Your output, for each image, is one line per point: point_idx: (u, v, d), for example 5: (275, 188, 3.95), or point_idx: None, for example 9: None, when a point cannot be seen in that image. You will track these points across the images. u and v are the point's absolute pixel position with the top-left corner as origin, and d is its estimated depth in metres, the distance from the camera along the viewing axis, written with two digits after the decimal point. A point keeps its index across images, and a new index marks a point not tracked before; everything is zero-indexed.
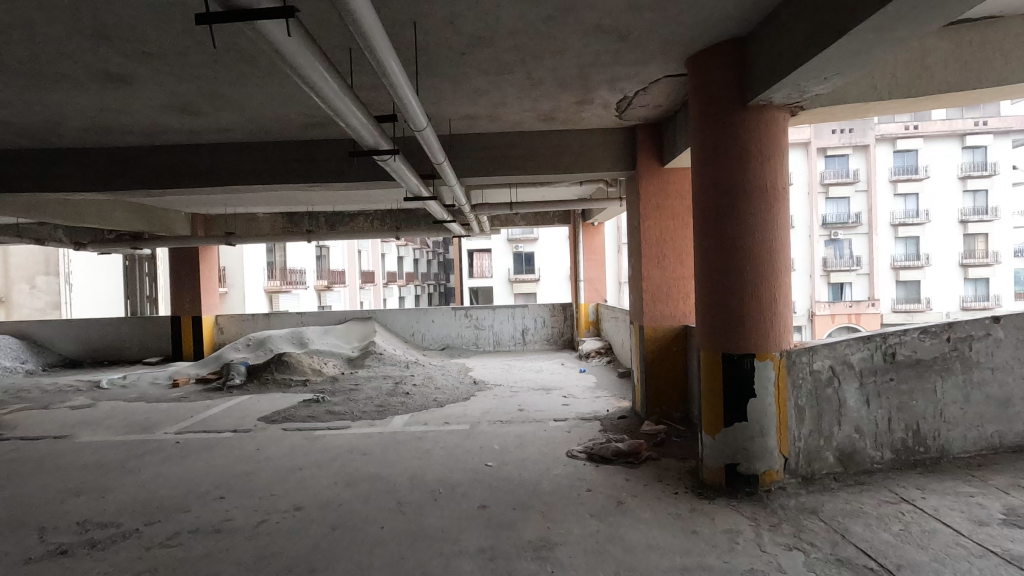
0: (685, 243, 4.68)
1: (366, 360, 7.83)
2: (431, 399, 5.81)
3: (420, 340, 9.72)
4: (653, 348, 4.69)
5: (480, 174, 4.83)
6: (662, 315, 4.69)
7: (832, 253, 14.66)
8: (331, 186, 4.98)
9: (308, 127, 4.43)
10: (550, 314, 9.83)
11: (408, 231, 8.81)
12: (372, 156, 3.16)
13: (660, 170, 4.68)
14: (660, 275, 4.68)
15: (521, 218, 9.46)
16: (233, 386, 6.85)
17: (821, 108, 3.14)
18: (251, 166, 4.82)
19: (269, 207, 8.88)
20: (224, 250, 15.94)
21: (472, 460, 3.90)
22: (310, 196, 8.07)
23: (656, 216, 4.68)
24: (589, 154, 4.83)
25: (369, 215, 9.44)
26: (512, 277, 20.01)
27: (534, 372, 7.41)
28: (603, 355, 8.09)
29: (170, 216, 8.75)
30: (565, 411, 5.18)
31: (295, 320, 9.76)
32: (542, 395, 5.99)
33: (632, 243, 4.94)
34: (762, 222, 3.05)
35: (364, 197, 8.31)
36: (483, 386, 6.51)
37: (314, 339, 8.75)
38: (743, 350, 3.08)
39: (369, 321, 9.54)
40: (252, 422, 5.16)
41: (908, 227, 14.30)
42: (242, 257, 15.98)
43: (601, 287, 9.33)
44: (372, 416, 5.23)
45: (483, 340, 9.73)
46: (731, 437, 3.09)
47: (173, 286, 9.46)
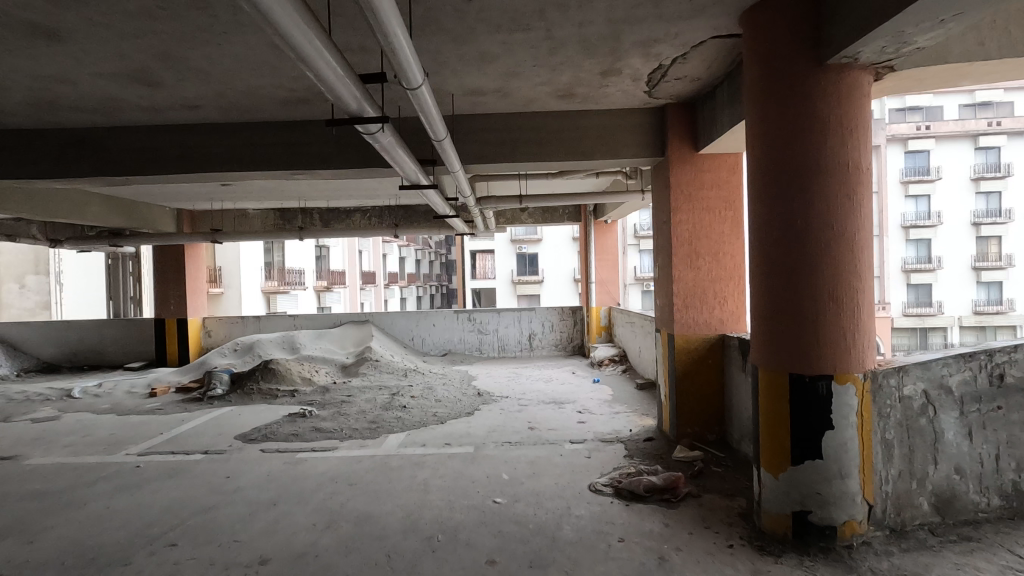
0: (722, 240, 4.09)
1: (361, 368, 7.23)
2: (430, 414, 5.21)
3: (420, 345, 9.13)
4: (685, 361, 4.09)
5: (486, 160, 4.23)
6: (695, 323, 4.09)
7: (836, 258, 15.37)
8: (318, 174, 4.39)
9: (289, 105, 3.84)
10: (558, 318, 9.22)
11: (406, 229, 8.21)
12: (355, 126, 2.53)
13: (694, 157, 4.09)
14: (694, 277, 4.08)
15: (529, 215, 8.86)
16: (214, 396, 6.26)
17: (913, 71, 2.52)
18: (227, 150, 4.24)
19: (259, 202, 8.29)
20: (221, 249, 15.39)
21: (477, 495, 3.30)
22: (302, 189, 7.49)
23: (690, 209, 4.08)
24: (611, 139, 4.22)
25: (366, 211, 8.85)
26: (516, 279, 19.42)
27: (543, 382, 6.80)
28: (617, 362, 7.49)
29: (153, 212, 8.15)
30: (582, 430, 4.56)
31: (288, 323, 9.16)
32: (554, 410, 5.38)
33: (660, 241, 4.34)
34: (842, 212, 2.44)
35: (360, 191, 7.72)
36: (488, 399, 5.90)
37: (306, 344, 8.16)
38: (817, 371, 2.46)
39: (366, 324, 8.95)
40: (227, 441, 4.56)
41: (919, 230, 11.82)
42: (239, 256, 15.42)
43: (613, 288, 8.76)
44: (363, 435, 4.63)
45: (487, 346, 9.14)
46: (801, 479, 2.48)
47: (158, 286, 8.87)
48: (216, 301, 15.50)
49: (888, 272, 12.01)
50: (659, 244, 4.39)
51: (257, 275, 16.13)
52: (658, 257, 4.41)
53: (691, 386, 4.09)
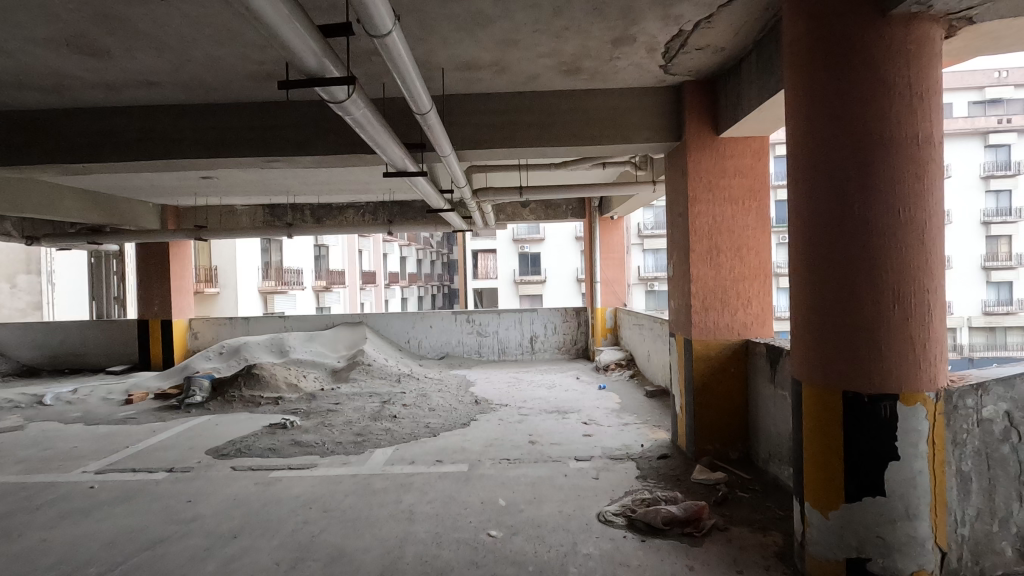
0: (746, 234, 3.65)
1: (352, 373, 6.81)
2: (422, 426, 4.78)
3: (417, 348, 8.70)
4: (705, 370, 3.66)
5: (482, 146, 3.80)
6: (716, 328, 3.65)
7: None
8: (296, 162, 3.97)
9: (259, 81, 3.41)
10: (562, 320, 8.78)
11: (402, 226, 7.77)
12: (316, 88, 2.10)
13: (715, 141, 3.66)
14: (714, 276, 3.64)
15: (530, 212, 8.43)
16: (192, 404, 5.84)
17: (993, 23, 2.08)
18: (195, 135, 3.82)
19: (246, 197, 7.85)
20: (216, 248, 14.97)
21: (469, 525, 2.86)
22: (290, 184, 7.07)
23: (710, 199, 3.64)
24: (621, 122, 3.79)
25: (358, 208, 8.41)
26: (518, 279, 18.97)
27: (546, 388, 6.37)
28: (624, 367, 7.05)
29: (135, 208, 7.74)
30: (588, 445, 4.13)
31: (278, 324, 8.75)
32: (557, 420, 4.95)
33: (675, 236, 3.92)
34: (909, 196, 2.00)
35: (352, 186, 7.28)
36: (486, 408, 5.46)
37: (296, 348, 7.74)
38: (878, 389, 2.02)
39: (360, 326, 8.53)
40: (197, 456, 4.15)
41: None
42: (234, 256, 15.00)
43: (620, 288, 8.30)
44: (347, 450, 4.21)
45: (487, 349, 8.71)
46: (858, 519, 2.04)
47: (141, 286, 8.46)
48: (211, 301, 15.08)
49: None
50: (674, 240, 3.97)
51: (253, 275, 15.71)
52: (673, 253, 3.98)
53: (711, 397, 3.66)
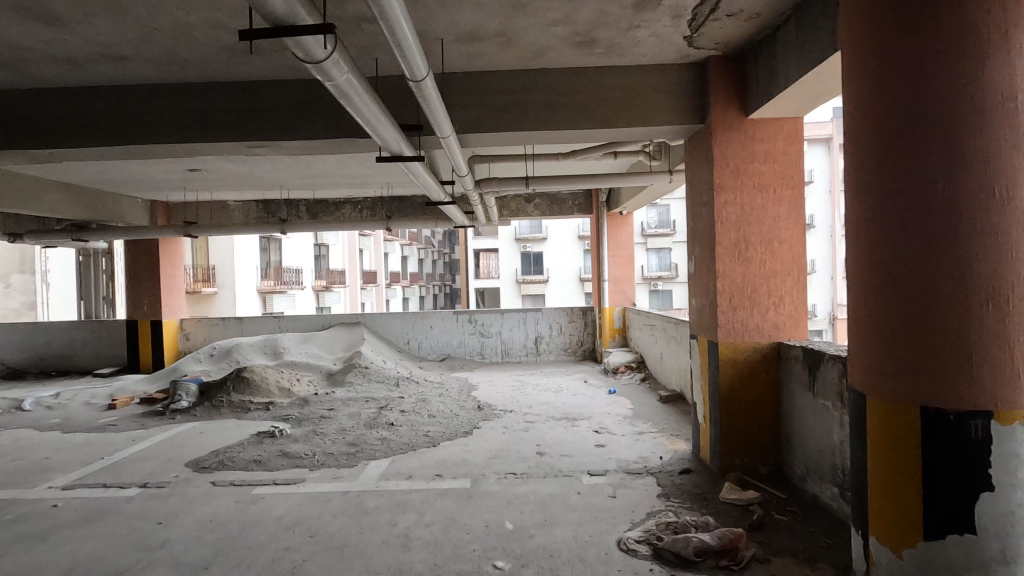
0: (778, 225, 3.30)
1: (347, 377, 6.47)
2: (421, 435, 4.43)
3: (417, 350, 8.36)
4: (733, 376, 3.31)
5: (485, 128, 3.45)
6: (744, 329, 3.30)
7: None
8: (282, 148, 3.63)
9: (238, 55, 3.08)
10: (568, 320, 8.44)
11: (401, 221, 7.45)
12: (282, 37, 1.75)
13: (743, 123, 3.31)
14: (743, 272, 3.30)
15: (535, 208, 8.10)
16: (177, 409, 5.51)
17: None
18: (170, 118, 3.48)
19: (239, 192, 7.52)
20: (214, 247, 14.66)
21: (472, 554, 2.52)
22: (283, 178, 6.75)
23: (739, 188, 3.30)
24: (639, 103, 3.45)
25: (356, 203, 8.08)
26: (520, 278, 18.63)
27: (552, 393, 6.02)
28: (634, 370, 6.71)
29: (122, 203, 7.41)
30: (602, 457, 3.78)
31: (273, 325, 8.42)
32: (566, 428, 4.59)
33: (698, 229, 3.57)
34: (1007, 167, 1.63)
35: (348, 180, 6.95)
36: (489, 414, 5.11)
37: (290, 349, 7.40)
38: (966, 403, 1.66)
39: (358, 326, 8.21)
40: (175, 469, 3.81)
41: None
42: (232, 255, 14.68)
43: (629, 287, 7.96)
44: (339, 462, 3.86)
45: (489, 351, 8.36)
46: (944, 563, 1.70)
47: (130, 285, 8.13)
48: (209, 301, 14.76)
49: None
50: (696, 233, 3.62)
51: (252, 274, 15.38)
52: (696, 247, 3.63)
53: (740, 407, 3.31)
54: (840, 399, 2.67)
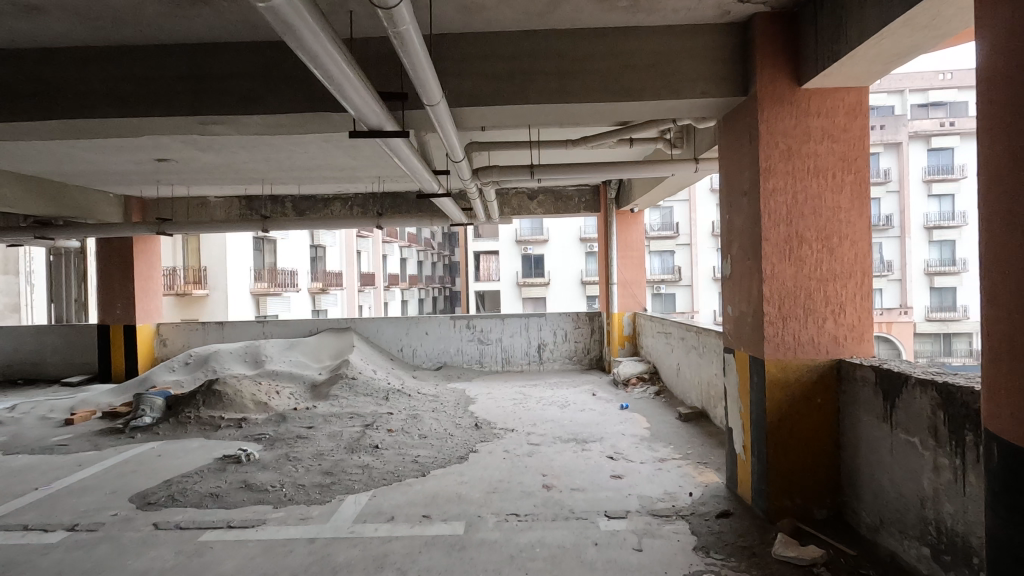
0: (838, 218, 2.72)
1: (332, 389, 5.88)
2: (409, 461, 3.85)
3: (412, 358, 7.77)
4: (783, 401, 2.73)
5: (483, 102, 2.89)
6: (797, 344, 2.73)
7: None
8: (241, 125, 3.05)
9: (180, 5, 2.51)
10: (573, 326, 7.85)
11: (393, 219, 6.89)
12: None
13: (795, 95, 2.73)
14: (795, 276, 2.72)
15: (538, 205, 7.55)
16: (138, 426, 4.92)
17: None
18: (104, 87, 2.90)
19: (218, 186, 6.94)
20: (205, 248, 14.07)
21: None
22: (264, 171, 6.18)
23: (791, 173, 2.73)
24: (668, 71, 2.88)
25: (346, 200, 7.51)
26: (521, 281, 18.04)
27: (558, 409, 5.44)
28: (647, 382, 6.14)
29: (91, 198, 6.83)
30: (620, 494, 3.19)
31: (257, 330, 7.83)
32: (576, 454, 4.01)
33: (737, 225, 3.00)
34: None
35: (336, 174, 6.37)
36: (488, 435, 4.53)
37: (273, 358, 6.82)
38: None
39: (347, 331, 7.63)
40: (115, 506, 3.22)
41: (944, 231, 10.68)
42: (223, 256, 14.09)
43: (639, 291, 7.38)
44: (310, 496, 3.28)
45: (489, 359, 7.78)
46: None
47: (101, 287, 7.55)
48: (200, 303, 14.25)
49: (910, 275, 10.85)
50: (734, 229, 3.05)
51: (245, 276, 14.73)
52: (734, 245, 3.06)
53: (792, 438, 2.73)
54: (933, 437, 2.10)
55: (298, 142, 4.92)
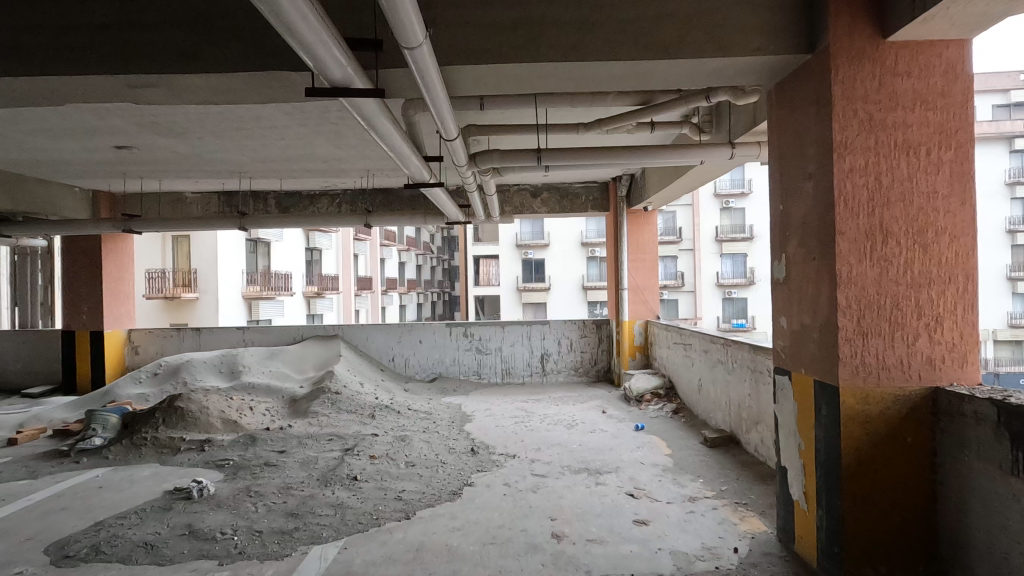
0: (933, 205, 2.13)
1: (312, 406, 5.27)
2: (392, 499, 3.24)
3: (404, 368, 7.17)
4: (863, 440, 2.13)
5: (481, 60, 2.30)
6: (881, 367, 2.13)
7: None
8: (183, 90, 2.47)
9: None
10: (579, 335, 7.26)
11: (383, 217, 6.31)
12: None
13: (877, 52, 2.15)
14: (878, 280, 2.14)
15: (542, 204, 6.97)
16: (86, 447, 4.31)
17: None
18: (6, 39, 2.32)
19: (193, 180, 6.35)
20: (194, 251, 13.46)
21: None
22: (241, 164, 5.61)
23: (871, 149, 2.15)
24: (713, 24, 2.29)
25: (334, 196, 6.93)
26: (521, 286, 17.42)
27: (565, 430, 4.84)
28: (662, 399, 5.53)
29: (54, 192, 6.23)
30: (648, 548, 2.58)
31: (236, 337, 7.22)
32: (588, 489, 3.40)
33: (797, 216, 2.42)
34: None
35: (320, 167, 5.78)
36: (485, 463, 3.92)
37: (251, 369, 6.22)
38: None
39: (334, 340, 7.03)
40: (24, 560, 2.61)
41: None
42: (213, 258, 13.45)
43: (652, 297, 6.78)
44: (266, 547, 2.67)
45: (488, 370, 7.18)
46: None
47: (67, 290, 6.95)
48: (189, 307, 13.66)
49: None
50: (792, 221, 2.47)
51: (236, 279, 14.06)
52: (793, 241, 2.47)
53: (873, 488, 2.14)
54: None
55: (273, 127, 4.34)
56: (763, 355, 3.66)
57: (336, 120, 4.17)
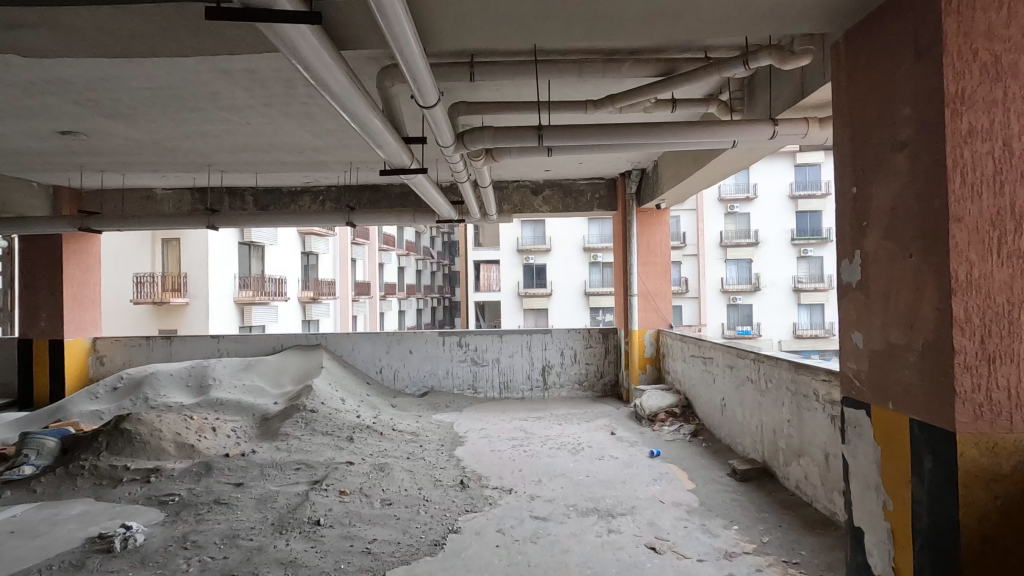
0: None
1: (282, 426, 4.66)
2: (357, 553, 2.64)
3: (393, 381, 6.57)
4: (988, 508, 1.53)
5: None
6: (1013, 405, 1.54)
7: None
8: None
9: None
10: (584, 346, 6.64)
11: (367, 214, 5.73)
12: None
13: None
14: (1008, 284, 1.54)
15: (544, 202, 6.42)
16: (14, 477, 3.71)
17: None
18: None
19: (161, 175, 5.77)
20: (185, 254, 12.76)
21: None
22: (209, 155, 5.04)
23: (996, 105, 1.55)
24: None
25: (317, 193, 6.35)
26: (522, 292, 16.80)
27: (569, 457, 4.23)
28: (678, 419, 4.93)
29: (6, 186, 5.66)
30: None
31: (210, 347, 6.62)
32: (599, 538, 2.80)
33: (882, 200, 1.82)
34: None
35: (296, 158, 5.20)
36: (476, 502, 3.32)
37: (222, 383, 5.62)
38: None
39: (316, 350, 6.44)
40: None
41: None
42: (206, 260, 12.76)
43: (665, 304, 6.17)
44: None
45: (484, 384, 6.57)
46: None
47: (25, 294, 6.37)
48: (178, 314, 12.91)
49: None
50: (873, 207, 1.87)
51: (228, 283, 13.37)
52: (874, 232, 1.87)
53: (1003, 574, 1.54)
54: None
55: (234, 109, 3.77)
56: (808, 375, 3.06)
57: (304, 99, 3.60)
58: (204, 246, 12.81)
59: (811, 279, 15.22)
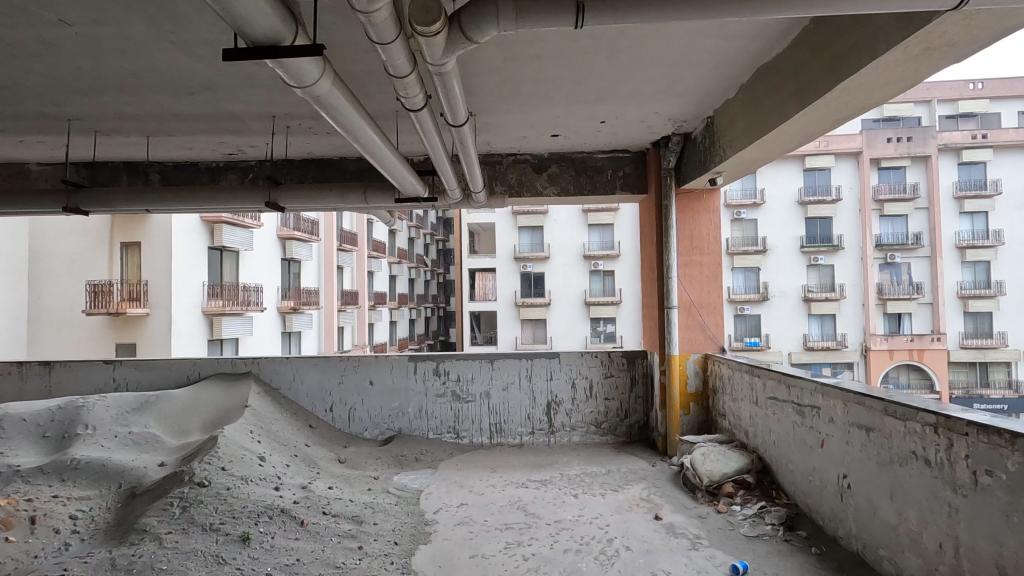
0: None
1: (145, 513, 2.96)
2: None
3: (347, 423, 4.91)
4: None
5: None
6: None
7: (887, 279, 13.52)
8: None
9: None
10: (601, 375, 4.98)
11: (305, 193, 4.09)
12: None
13: None
14: None
15: (550, 182, 4.80)
16: None
17: None
18: None
19: (18, 141, 4.14)
20: (148, 262, 10.77)
21: None
22: (63, 104, 3.43)
23: None
24: None
25: (246, 169, 4.74)
26: (519, 302, 15.13)
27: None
28: (755, 498, 3.28)
29: None
30: None
31: (104, 376, 4.94)
32: None
33: None
34: None
35: (194, 109, 3.59)
36: None
37: (94, 434, 3.93)
38: None
39: (244, 382, 4.78)
40: None
41: None
42: (170, 274, 10.81)
43: (717, 318, 4.52)
44: None
45: (470, 427, 4.91)
46: None
47: None
48: (137, 325, 10.87)
49: None
50: None
51: (194, 292, 11.37)
52: None
53: None
54: None
55: None
56: None
57: None
58: (167, 254, 10.78)
59: (820, 288, 13.57)
